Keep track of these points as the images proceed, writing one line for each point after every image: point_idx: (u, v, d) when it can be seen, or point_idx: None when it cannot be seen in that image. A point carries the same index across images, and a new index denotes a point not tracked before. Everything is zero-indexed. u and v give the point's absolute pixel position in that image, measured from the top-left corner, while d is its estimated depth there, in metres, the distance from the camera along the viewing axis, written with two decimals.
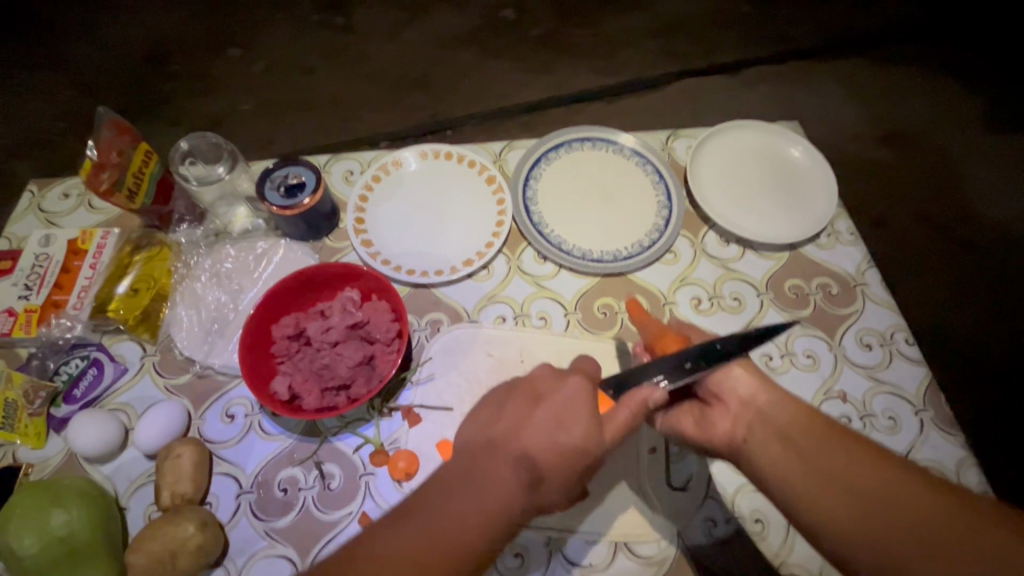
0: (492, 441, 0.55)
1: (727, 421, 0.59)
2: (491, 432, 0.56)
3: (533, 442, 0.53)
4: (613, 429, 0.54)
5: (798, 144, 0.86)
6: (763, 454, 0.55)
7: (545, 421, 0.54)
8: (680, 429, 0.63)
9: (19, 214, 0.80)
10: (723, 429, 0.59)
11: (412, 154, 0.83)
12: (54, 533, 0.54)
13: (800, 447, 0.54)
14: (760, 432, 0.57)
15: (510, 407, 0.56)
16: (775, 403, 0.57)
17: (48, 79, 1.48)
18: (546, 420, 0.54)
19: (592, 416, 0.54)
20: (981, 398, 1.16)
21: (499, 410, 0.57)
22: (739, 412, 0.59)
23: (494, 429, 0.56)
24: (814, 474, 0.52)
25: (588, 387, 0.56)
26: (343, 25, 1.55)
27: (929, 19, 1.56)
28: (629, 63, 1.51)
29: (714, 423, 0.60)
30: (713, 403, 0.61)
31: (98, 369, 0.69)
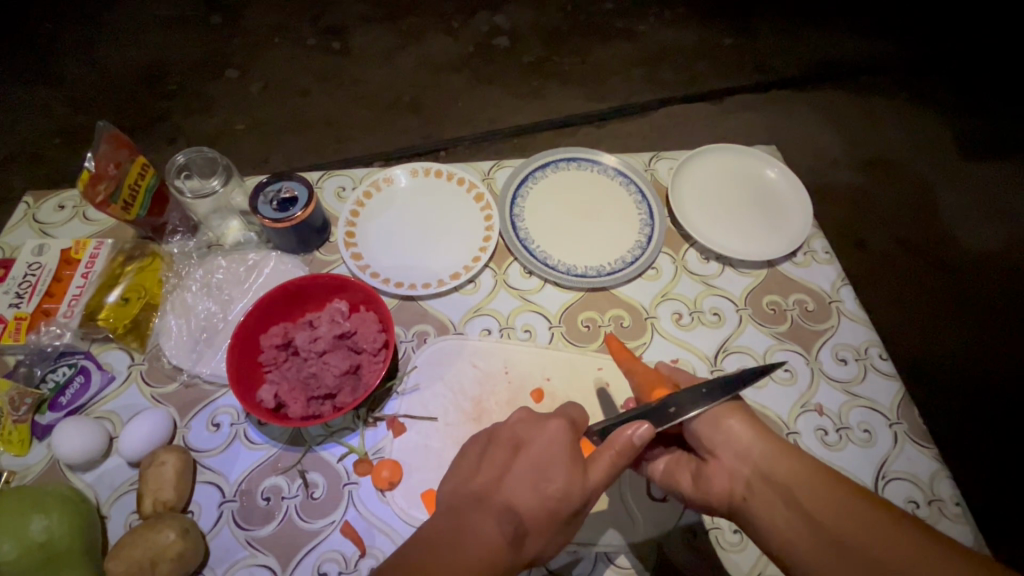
0: (498, 506, 0.54)
1: (724, 478, 0.60)
2: (498, 497, 0.54)
3: (537, 508, 0.53)
4: (596, 474, 0.55)
5: (774, 166, 0.90)
6: (768, 515, 0.56)
7: (531, 472, 0.55)
8: (677, 486, 0.63)
9: (13, 225, 0.81)
10: (720, 487, 0.60)
11: (403, 171, 0.86)
12: (33, 539, 0.54)
13: (800, 505, 0.55)
14: (760, 487, 0.58)
15: (519, 471, 0.55)
16: (769, 456, 0.58)
17: (47, 95, 1.50)
18: (527, 469, 0.55)
19: (573, 462, 0.55)
20: (956, 416, 1.19)
21: (478, 460, 0.58)
22: (733, 468, 0.59)
23: (475, 482, 0.56)
24: (816, 533, 0.53)
25: (566, 431, 0.57)
26: (340, 49, 1.60)
27: (902, 53, 1.64)
28: (615, 90, 1.57)
29: (710, 479, 0.60)
30: (708, 458, 0.62)
31: (85, 377, 0.70)
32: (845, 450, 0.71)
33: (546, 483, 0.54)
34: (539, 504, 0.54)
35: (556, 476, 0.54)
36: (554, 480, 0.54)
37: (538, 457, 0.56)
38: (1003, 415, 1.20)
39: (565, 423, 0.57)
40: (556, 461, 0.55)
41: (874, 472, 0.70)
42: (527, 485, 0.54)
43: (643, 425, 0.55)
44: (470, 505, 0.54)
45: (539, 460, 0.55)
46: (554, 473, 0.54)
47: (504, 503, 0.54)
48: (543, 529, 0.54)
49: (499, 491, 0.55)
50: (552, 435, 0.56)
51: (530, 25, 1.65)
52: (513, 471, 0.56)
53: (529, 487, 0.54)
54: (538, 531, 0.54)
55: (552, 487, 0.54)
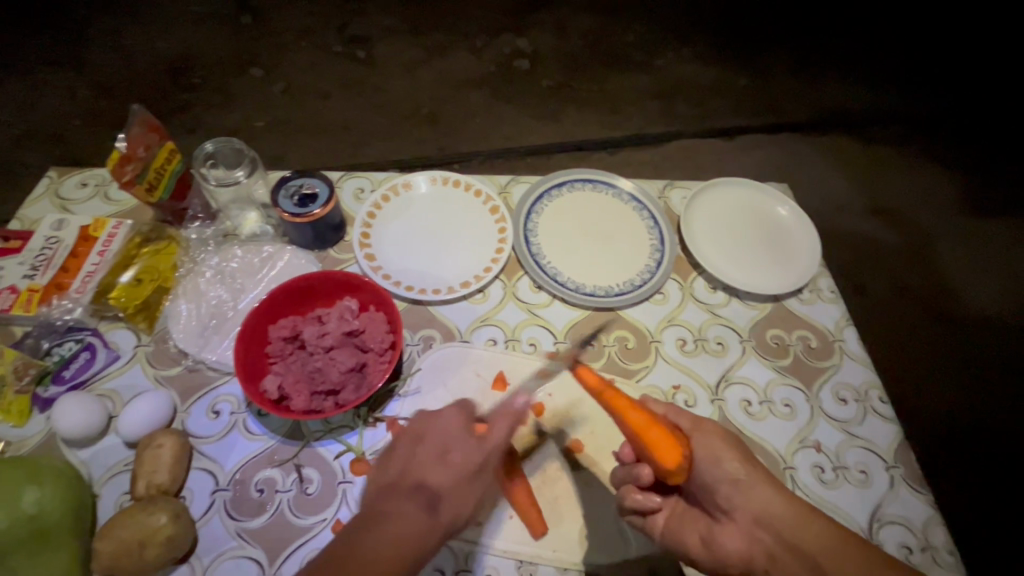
0: (407, 483, 0.59)
1: (739, 541, 0.62)
2: (406, 477, 0.60)
3: (446, 478, 0.59)
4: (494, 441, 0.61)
5: (786, 205, 0.91)
6: None
7: (434, 450, 0.60)
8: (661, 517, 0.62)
9: (34, 198, 0.82)
10: (735, 549, 0.62)
11: (424, 178, 0.88)
12: (24, 511, 0.53)
13: None
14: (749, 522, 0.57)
15: (425, 450, 0.61)
16: None
17: (73, 76, 1.53)
18: (430, 450, 0.61)
19: (467, 432, 0.61)
20: (950, 471, 1.19)
21: (387, 456, 0.62)
22: (751, 533, 0.61)
23: (387, 472, 0.61)
24: None
25: (460, 412, 0.63)
26: (363, 57, 1.64)
27: (911, 107, 1.68)
28: (630, 119, 1.60)
29: (723, 542, 0.62)
30: None
31: (90, 353, 0.70)
32: (841, 489, 0.71)
33: (450, 454, 0.60)
34: (447, 475, 0.59)
35: (455, 446, 0.61)
36: (454, 450, 0.60)
37: (436, 435, 0.61)
38: (996, 471, 1.19)
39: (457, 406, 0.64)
40: (454, 434, 0.61)
41: (868, 514, 0.70)
42: (432, 462, 0.60)
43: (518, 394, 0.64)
44: (384, 492, 0.59)
45: (440, 437, 0.61)
46: (454, 445, 0.61)
47: (415, 482, 0.59)
48: (452, 495, 0.58)
49: (408, 473, 0.60)
50: (447, 415, 0.62)
51: (551, 49, 1.69)
52: (415, 453, 0.61)
53: (435, 462, 0.60)
54: (448, 497, 0.58)
55: (455, 456, 0.60)
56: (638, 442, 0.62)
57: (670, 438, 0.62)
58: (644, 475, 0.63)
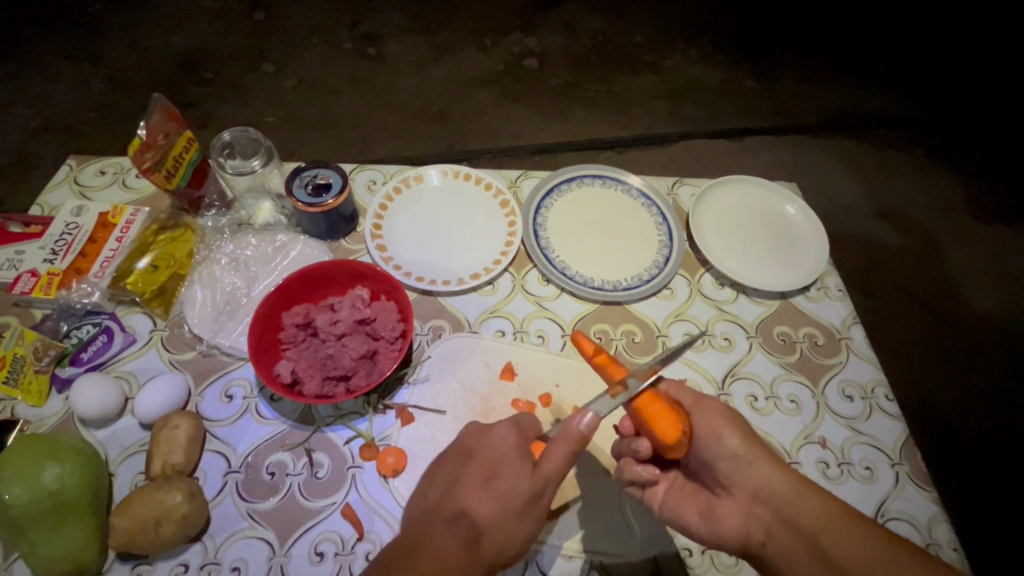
0: (450, 511, 0.57)
1: (739, 517, 0.61)
2: (450, 504, 0.58)
3: (493, 508, 0.56)
4: (550, 469, 0.57)
5: (794, 203, 0.92)
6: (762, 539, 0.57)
7: (482, 477, 0.58)
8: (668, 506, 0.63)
9: (54, 185, 0.84)
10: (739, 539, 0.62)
11: (435, 172, 0.89)
12: (45, 487, 0.55)
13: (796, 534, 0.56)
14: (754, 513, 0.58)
15: (468, 475, 0.59)
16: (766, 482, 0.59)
17: (89, 71, 1.55)
18: (478, 475, 0.58)
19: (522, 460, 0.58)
20: (955, 476, 1.18)
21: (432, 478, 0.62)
22: (750, 510, 0.60)
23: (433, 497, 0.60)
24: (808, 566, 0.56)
25: (514, 436, 0.60)
26: (374, 55, 1.65)
27: (922, 112, 1.67)
28: (638, 119, 1.61)
29: (722, 517, 0.61)
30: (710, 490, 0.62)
31: (108, 336, 0.72)
32: (846, 484, 0.71)
33: (496, 481, 0.58)
34: (492, 503, 0.57)
35: (503, 472, 0.58)
36: (502, 477, 0.57)
37: (485, 459, 0.59)
38: (1003, 478, 1.18)
39: (510, 426, 0.61)
40: (504, 459, 0.58)
41: (873, 510, 0.70)
42: (479, 488, 0.58)
43: (587, 414, 0.57)
44: (426, 517, 0.58)
45: (488, 462, 0.59)
46: (502, 470, 0.58)
47: (458, 509, 0.57)
48: (499, 526, 0.56)
49: (453, 497, 0.58)
50: (499, 438, 0.60)
51: (561, 50, 1.70)
52: (462, 479, 0.59)
53: (480, 489, 0.58)
54: (494, 528, 0.56)
55: (503, 483, 0.57)
56: (637, 416, 0.62)
57: (670, 413, 0.61)
58: (642, 449, 0.63)
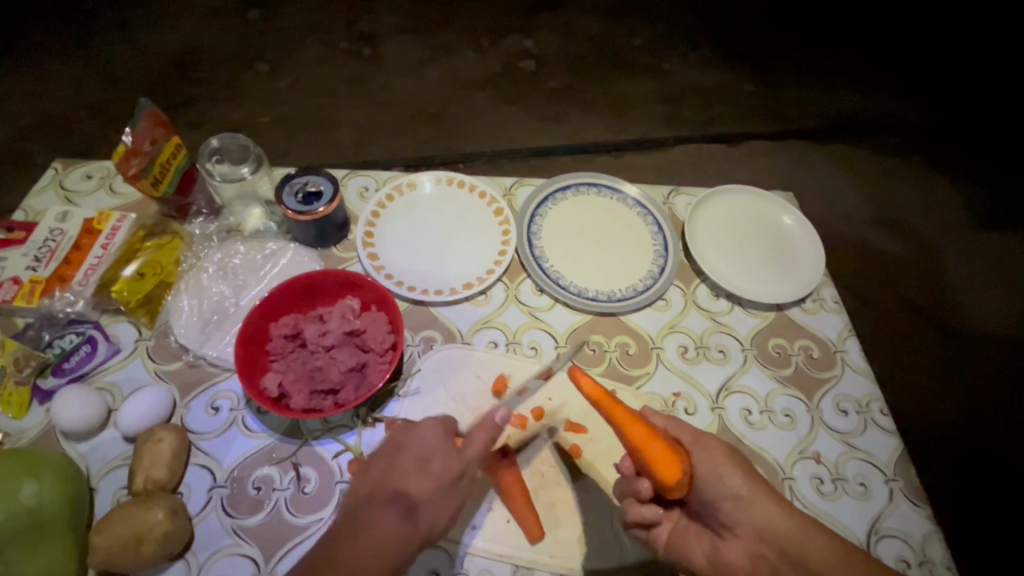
0: (385, 494, 0.58)
1: (742, 556, 0.61)
2: (386, 487, 0.58)
3: (422, 489, 0.57)
4: (472, 454, 0.59)
5: (791, 214, 0.91)
6: None
7: (412, 461, 0.59)
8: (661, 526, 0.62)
9: (39, 189, 0.82)
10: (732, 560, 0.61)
11: (428, 179, 0.88)
12: (22, 504, 0.53)
13: None
14: None
15: (402, 461, 0.59)
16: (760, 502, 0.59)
17: (81, 68, 1.53)
18: (410, 461, 0.59)
19: (445, 442, 0.59)
20: (949, 486, 1.18)
21: (369, 465, 0.61)
22: (754, 549, 0.61)
23: (367, 483, 0.60)
24: None
25: (441, 422, 0.61)
26: (371, 55, 1.64)
27: (919, 118, 1.67)
28: (635, 123, 1.60)
29: (719, 551, 0.61)
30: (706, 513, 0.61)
31: (91, 347, 0.70)
32: (840, 501, 0.71)
33: (428, 465, 0.58)
34: (424, 484, 0.57)
35: (435, 457, 0.59)
36: (434, 461, 0.58)
37: (416, 445, 0.60)
38: (995, 488, 1.18)
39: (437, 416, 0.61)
40: (432, 444, 0.59)
41: (867, 527, 0.69)
42: (411, 472, 0.58)
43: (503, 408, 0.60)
44: (362, 505, 0.58)
45: (419, 448, 0.59)
46: (433, 455, 0.59)
47: (393, 493, 0.57)
48: (433, 504, 0.57)
49: (387, 483, 0.58)
50: (426, 425, 0.60)
51: (559, 52, 1.69)
52: (395, 464, 0.59)
53: (413, 474, 0.58)
54: (427, 508, 0.57)
55: (433, 467, 0.58)
56: (637, 457, 0.62)
57: (669, 451, 0.62)
58: (643, 489, 0.62)
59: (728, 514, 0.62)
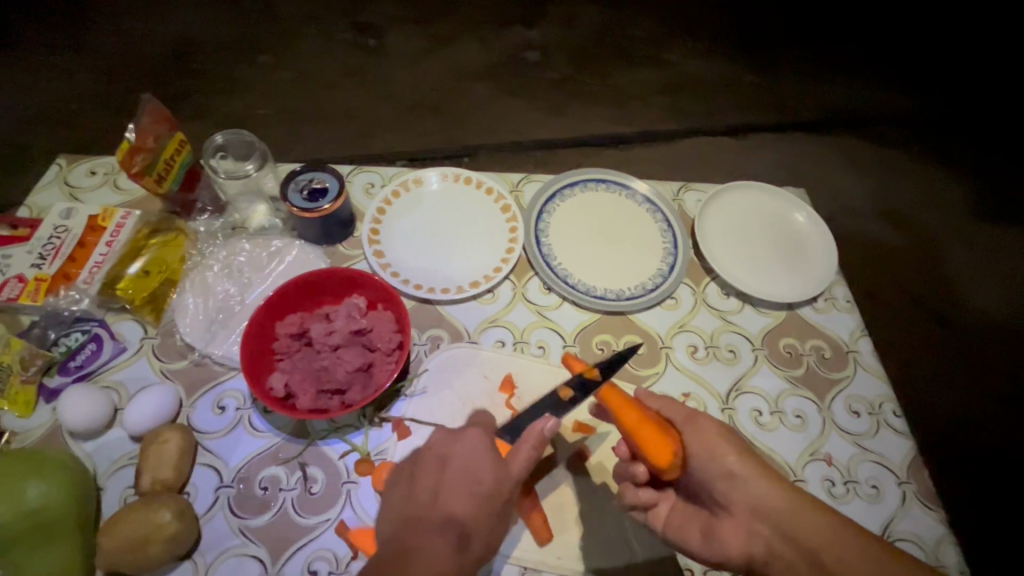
0: (436, 520, 0.56)
1: (739, 536, 0.60)
2: (435, 512, 0.56)
3: (476, 509, 0.56)
4: (520, 468, 0.59)
5: (803, 211, 0.90)
6: None
7: (461, 479, 0.58)
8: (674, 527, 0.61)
9: (42, 185, 0.81)
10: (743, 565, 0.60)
11: (434, 174, 0.86)
12: (26, 505, 0.53)
13: None
14: None
15: (449, 480, 0.58)
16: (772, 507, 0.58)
17: (83, 61, 1.52)
18: (458, 478, 0.58)
19: (497, 462, 0.58)
20: (960, 484, 1.17)
21: (408, 485, 0.59)
22: (750, 526, 0.60)
23: (410, 503, 0.58)
24: None
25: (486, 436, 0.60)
26: (373, 47, 1.62)
27: (931, 111, 1.64)
28: (641, 116, 1.58)
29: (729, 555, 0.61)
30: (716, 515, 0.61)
31: (97, 345, 0.70)
32: (851, 503, 0.70)
33: (478, 483, 0.57)
34: (475, 503, 0.57)
35: (484, 475, 0.58)
36: (484, 479, 0.57)
37: (461, 463, 0.59)
38: (1007, 486, 1.17)
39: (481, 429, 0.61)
40: (481, 462, 0.58)
41: (879, 530, 0.69)
42: (460, 491, 0.57)
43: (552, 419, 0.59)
44: (406, 528, 0.55)
45: (464, 465, 0.58)
46: (482, 472, 0.58)
47: (443, 517, 0.56)
48: (482, 528, 0.56)
49: (435, 503, 0.57)
50: (472, 439, 0.60)
51: (564, 43, 1.67)
52: (442, 486, 0.58)
53: (464, 493, 0.57)
54: (478, 531, 0.56)
55: (484, 485, 0.57)
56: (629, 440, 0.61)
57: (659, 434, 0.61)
58: (638, 473, 0.62)
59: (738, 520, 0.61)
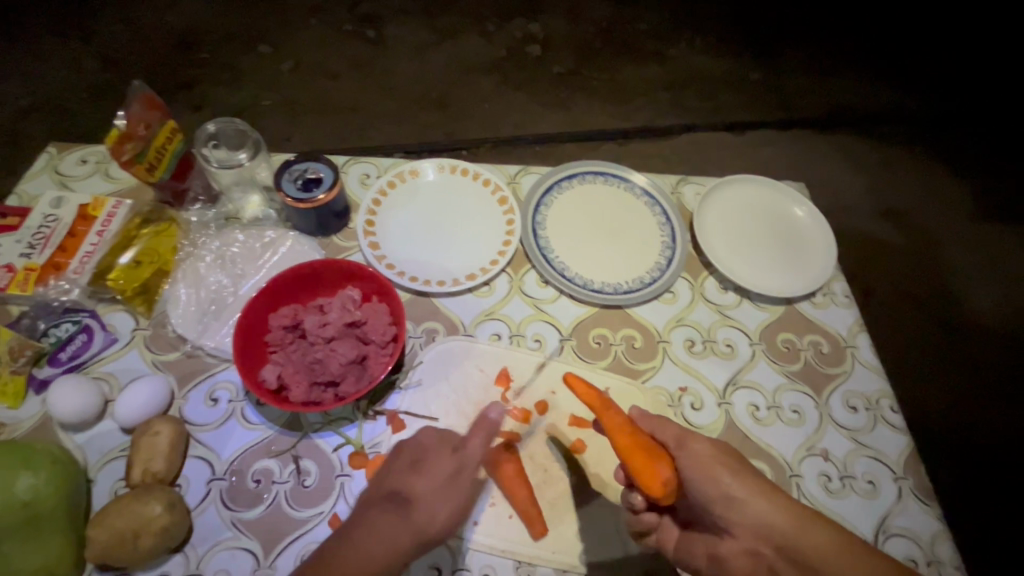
0: (383, 492, 0.59)
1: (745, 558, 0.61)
2: (383, 486, 0.60)
3: (422, 487, 0.58)
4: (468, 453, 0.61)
5: (803, 205, 0.89)
6: None
7: (409, 463, 0.60)
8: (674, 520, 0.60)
9: (33, 173, 0.80)
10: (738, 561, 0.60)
11: (431, 166, 0.85)
12: (18, 497, 0.53)
13: None
14: None
15: (398, 458, 0.61)
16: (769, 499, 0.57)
17: (77, 49, 1.50)
18: (405, 462, 0.61)
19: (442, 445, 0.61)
20: (957, 481, 1.17)
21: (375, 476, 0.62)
22: (754, 548, 0.61)
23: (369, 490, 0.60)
24: None
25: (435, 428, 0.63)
26: (372, 38, 1.60)
27: (932, 107, 1.63)
28: (642, 110, 1.56)
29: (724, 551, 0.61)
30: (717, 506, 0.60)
31: (87, 336, 0.69)
32: (847, 499, 0.70)
33: (423, 463, 0.60)
34: (423, 481, 0.59)
35: (428, 456, 0.61)
36: (428, 460, 0.60)
37: (411, 450, 0.62)
38: (1004, 483, 1.17)
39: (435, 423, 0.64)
40: (427, 445, 0.61)
41: (874, 525, 0.68)
42: (404, 469, 0.60)
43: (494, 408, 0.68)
44: (361, 509, 0.58)
45: (413, 451, 0.61)
46: (426, 455, 0.61)
47: (388, 491, 0.59)
48: (428, 501, 0.58)
49: (383, 485, 0.60)
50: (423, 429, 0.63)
51: (565, 35, 1.65)
52: (392, 466, 0.61)
53: (409, 473, 0.60)
54: (422, 506, 0.57)
55: (428, 465, 0.60)
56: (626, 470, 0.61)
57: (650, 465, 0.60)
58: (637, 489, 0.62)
59: (733, 513, 0.60)
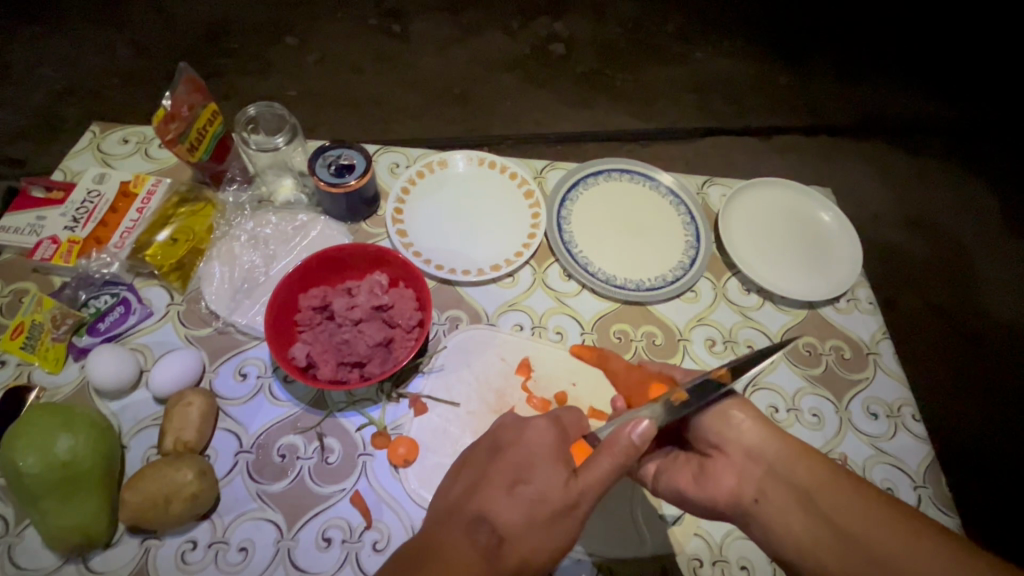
0: (468, 515, 0.52)
1: (732, 478, 0.60)
2: (469, 506, 0.53)
3: (516, 517, 0.51)
4: (588, 479, 0.52)
5: (829, 211, 0.89)
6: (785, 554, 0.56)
7: (509, 472, 0.53)
8: (678, 486, 0.63)
9: (77, 151, 0.83)
10: None
11: (460, 157, 0.87)
12: (57, 457, 0.55)
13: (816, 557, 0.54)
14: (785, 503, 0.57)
15: (494, 473, 0.54)
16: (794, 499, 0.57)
17: (112, 36, 1.54)
18: (503, 475, 0.53)
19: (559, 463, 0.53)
20: (974, 496, 1.15)
21: (459, 471, 0.57)
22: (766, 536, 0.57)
23: (452, 492, 0.55)
24: None
25: (552, 431, 0.55)
26: (398, 33, 1.62)
27: (961, 119, 1.61)
28: (664, 113, 1.56)
29: None
30: (714, 455, 0.62)
31: (125, 308, 0.71)
32: None
33: (523, 484, 0.52)
34: (517, 510, 0.51)
35: (530, 476, 0.53)
36: (531, 482, 0.52)
37: (516, 456, 0.54)
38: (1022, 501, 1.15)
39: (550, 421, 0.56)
40: (533, 460, 0.54)
41: None
42: (502, 490, 0.52)
43: (643, 422, 0.51)
44: (442, 514, 0.53)
45: (516, 461, 0.54)
46: (532, 473, 0.53)
47: (477, 512, 0.52)
48: (524, 536, 0.51)
49: (471, 501, 0.53)
50: (538, 431, 0.55)
51: (589, 36, 1.65)
52: (490, 474, 0.54)
53: (505, 490, 0.53)
54: (516, 538, 0.51)
55: (530, 487, 0.52)
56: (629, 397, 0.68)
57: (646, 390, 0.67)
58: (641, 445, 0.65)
59: (718, 426, 0.62)
